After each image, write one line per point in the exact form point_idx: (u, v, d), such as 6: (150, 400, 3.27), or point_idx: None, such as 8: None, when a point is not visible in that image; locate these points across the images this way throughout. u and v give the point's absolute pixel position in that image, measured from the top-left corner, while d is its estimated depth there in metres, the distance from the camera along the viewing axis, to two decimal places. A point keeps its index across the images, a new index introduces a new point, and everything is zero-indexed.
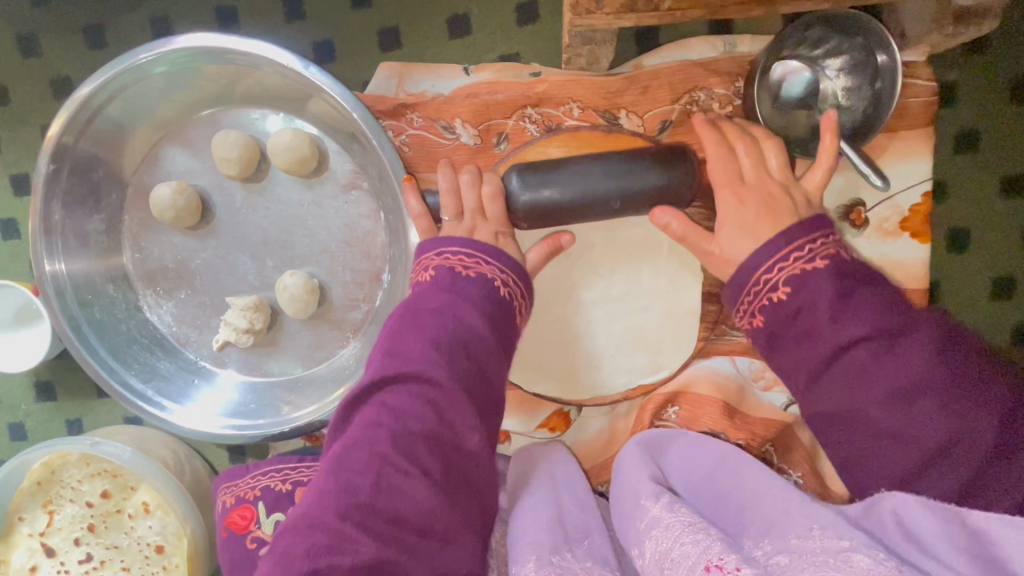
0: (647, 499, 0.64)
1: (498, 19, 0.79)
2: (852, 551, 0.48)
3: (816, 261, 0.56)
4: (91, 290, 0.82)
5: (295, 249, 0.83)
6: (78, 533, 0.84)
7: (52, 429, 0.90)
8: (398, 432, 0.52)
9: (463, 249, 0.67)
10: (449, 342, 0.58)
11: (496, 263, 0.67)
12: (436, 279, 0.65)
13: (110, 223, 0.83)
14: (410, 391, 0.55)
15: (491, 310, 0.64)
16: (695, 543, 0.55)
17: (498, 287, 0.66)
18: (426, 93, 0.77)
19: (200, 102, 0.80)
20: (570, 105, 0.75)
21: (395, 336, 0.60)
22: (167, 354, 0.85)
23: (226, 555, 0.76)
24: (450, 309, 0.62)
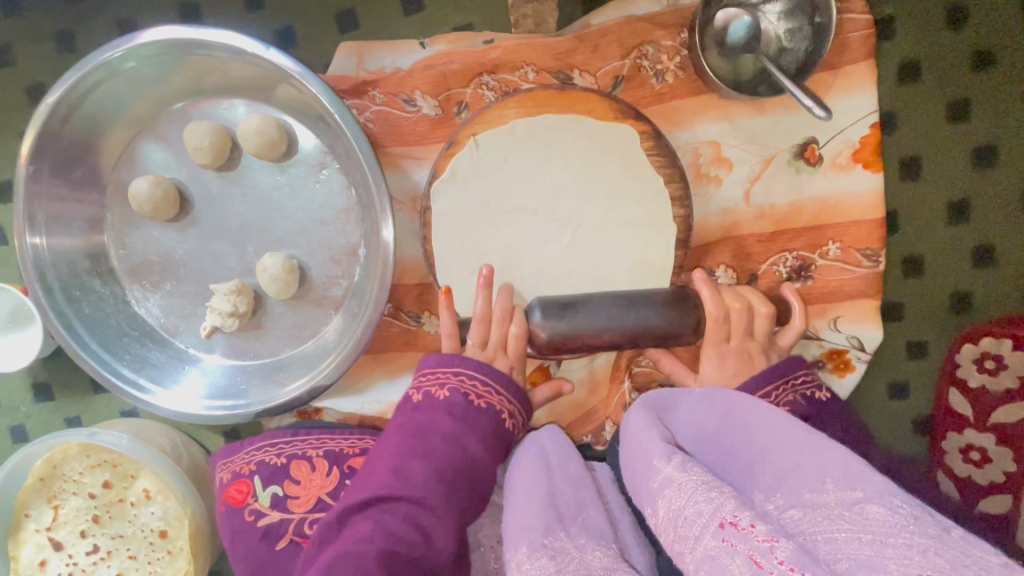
0: (659, 459, 0.59)
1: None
2: (866, 503, 0.45)
3: (782, 406, 0.69)
4: (79, 286, 0.84)
5: (273, 232, 0.86)
6: (84, 525, 0.87)
7: (52, 428, 0.93)
8: (390, 551, 0.52)
9: (479, 373, 0.69)
10: (449, 474, 0.60)
11: (505, 394, 0.69)
12: (449, 400, 0.66)
13: (94, 222, 0.86)
14: (409, 520, 0.56)
15: (493, 448, 0.65)
16: (709, 501, 0.51)
17: (504, 419, 0.68)
18: (385, 69, 0.80)
19: (171, 97, 0.83)
20: (525, 69, 0.78)
21: (401, 458, 0.61)
22: (157, 345, 0.88)
23: (225, 529, 0.78)
24: (456, 437, 0.63)
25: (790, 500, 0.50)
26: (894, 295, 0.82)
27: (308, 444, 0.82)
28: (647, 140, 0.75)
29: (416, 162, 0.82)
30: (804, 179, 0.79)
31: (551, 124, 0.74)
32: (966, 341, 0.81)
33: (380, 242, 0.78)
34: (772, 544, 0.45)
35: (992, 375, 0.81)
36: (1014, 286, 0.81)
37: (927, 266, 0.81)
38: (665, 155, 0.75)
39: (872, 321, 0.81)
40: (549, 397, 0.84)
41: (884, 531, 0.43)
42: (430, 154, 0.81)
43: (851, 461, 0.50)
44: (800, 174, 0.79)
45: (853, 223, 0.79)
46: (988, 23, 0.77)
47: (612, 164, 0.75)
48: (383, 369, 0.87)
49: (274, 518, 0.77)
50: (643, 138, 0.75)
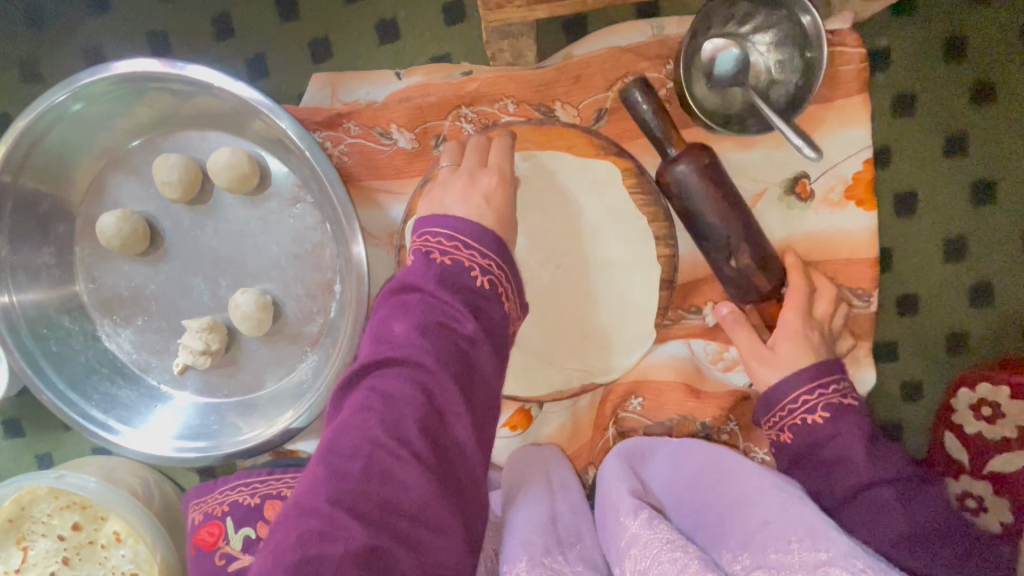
0: (628, 515, 0.64)
1: (425, 20, 0.78)
2: (829, 566, 0.50)
3: (823, 408, 0.66)
4: (46, 324, 0.82)
5: (246, 267, 0.83)
6: (54, 567, 0.84)
7: (23, 464, 0.91)
8: (389, 416, 0.46)
9: (447, 230, 0.58)
10: (421, 332, 0.50)
11: (477, 250, 0.56)
12: (419, 262, 0.55)
13: (62, 256, 0.84)
14: (397, 378, 0.48)
15: (474, 301, 0.53)
16: (672, 562, 0.55)
17: (473, 274, 0.55)
18: (360, 101, 0.77)
19: (129, 133, 0.81)
20: (505, 101, 0.75)
21: (379, 323, 0.52)
22: (128, 382, 0.85)
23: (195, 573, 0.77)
24: (436, 300, 0.52)
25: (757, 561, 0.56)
26: (887, 335, 0.80)
27: (282, 484, 0.79)
28: (630, 178, 0.71)
29: (393, 196, 0.79)
30: (795, 216, 0.76)
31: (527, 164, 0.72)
32: (962, 385, 0.78)
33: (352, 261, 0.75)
34: None
35: (989, 423, 0.75)
36: (1012, 327, 0.78)
37: (922, 306, 0.79)
38: (648, 193, 0.72)
39: (865, 362, 0.78)
40: (532, 438, 0.81)
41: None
42: (407, 188, 0.78)
43: (819, 527, 0.55)
44: (791, 210, 0.76)
45: (845, 261, 0.76)
46: (987, 55, 0.74)
47: (592, 200, 0.72)
48: None
49: (245, 562, 0.76)
50: (626, 176, 0.71)
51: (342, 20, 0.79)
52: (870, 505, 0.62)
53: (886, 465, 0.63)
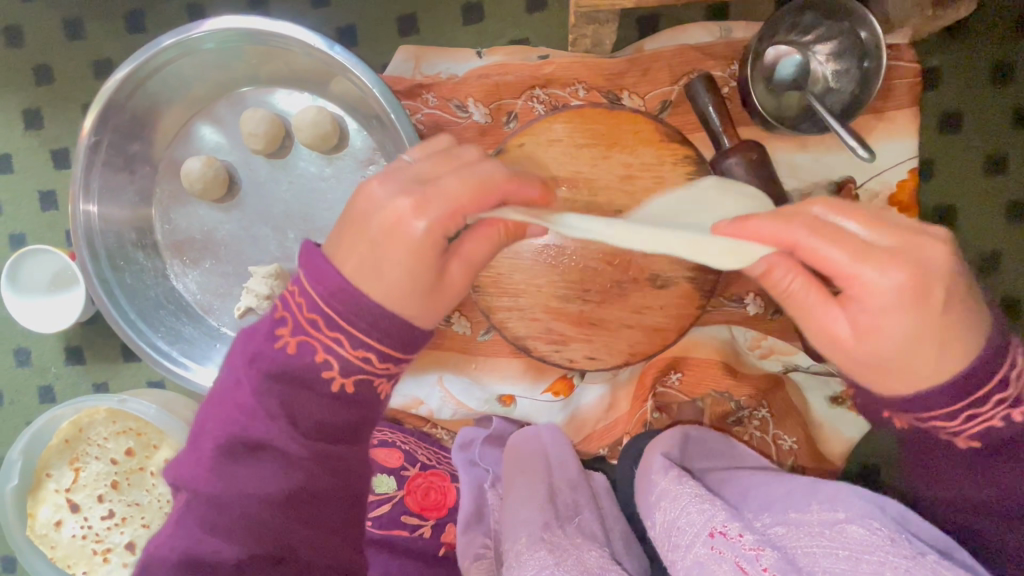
0: (659, 473, 0.69)
1: (507, 6, 0.85)
2: (846, 524, 0.57)
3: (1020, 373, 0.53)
4: (122, 257, 0.86)
5: (315, 221, 0.88)
6: (102, 490, 0.89)
7: (80, 391, 0.95)
8: (198, 546, 0.50)
9: (309, 294, 0.52)
10: (244, 446, 0.51)
11: (320, 344, 0.51)
12: (248, 355, 0.53)
13: (145, 196, 0.89)
14: (218, 509, 0.51)
15: (311, 411, 0.52)
16: (701, 512, 0.62)
17: (321, 372, 0.51)
18: (441, 74, 0.83)
19: (240, 80, 0.86)
20: (576, 86, 0.81)
21: (208, 425, 0.53)
22: (190, 319, 0.90)
23: None
24: (266, 409, 0.51)
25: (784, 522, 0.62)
26: None
27: None
28: (688, 165, 0.76)
29: None
30: None
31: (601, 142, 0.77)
32: None
33: None
34: (758, 552, 0.57)
35: None
36: None
37: None
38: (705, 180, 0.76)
39: None
40: (571, 407, 0.86)
41: (858, 547, 0.54)
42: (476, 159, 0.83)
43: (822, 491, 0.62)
44: None
45: None
46: None
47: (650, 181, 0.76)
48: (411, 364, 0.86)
49: None
50: (685, 163, 0.76)
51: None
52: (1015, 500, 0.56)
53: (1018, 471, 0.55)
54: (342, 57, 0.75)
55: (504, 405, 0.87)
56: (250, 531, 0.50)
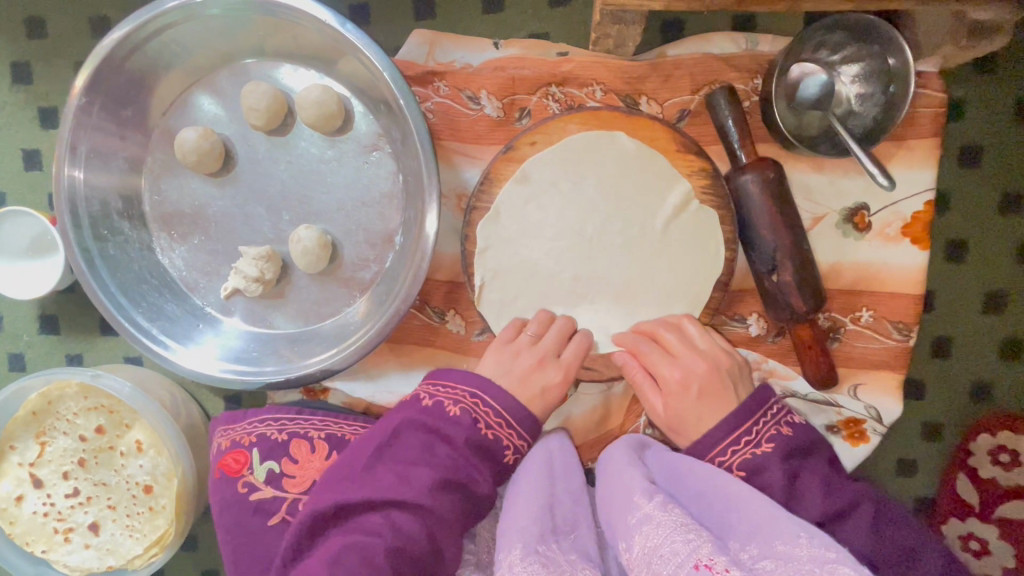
0: (642, 496, 0.65)
1: None
2: (838, 564, 0.53)
3: (762, 445, 0.66)
4: (107, 226, 0.83)
5: (312, 205, 0.84)
6: (67, 467, 0.85)
7: (52, 361, 0.91)
8: (393, 550, 0.61)
9: (495, 404, 0.71)
10: (445, 482, 0.66)
11: (517, 432, 0.71)
12: (461, 416, 0.69)
13: (135, 165, 0.85)
14: (412, 520, 0.63)
15: (496, 472, 0.70)
16: (687, 542, 0.59)
17: (507, 450, 0.70)
18: (455, 63, 0.79)
19: (243, 51, 0.83)
20: (593, 87, 0.78)
21: (411, 458, 0.67)
22: (174, 297, 0.86)
23: (216, 495, 0.77)
24: (467, 462, 0.68)
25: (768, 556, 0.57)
26: (916, 373, 0.84)
27: (312, 425, 0.79)
28: (704, 178, 0.74)
29: (471, 160, 0.81)
30: (848, 244, 0.79)
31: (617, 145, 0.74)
32: (982, 432, 0.83)
33: (420, 236, 0.76)
34: None
35: (1005, 468, 0.84)
36: None
37: (954, 351, 0.82)
38: (719, 195, 0.74)
39: (892, 395, 0.81)
40: (562, 416, 0.84)
41: None
42: (485, 154, 0.80)
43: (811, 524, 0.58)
44: (845, 238, 0.79)
45: (891, 294, 0.79)
46: None
47: (662, 191, 0.74)
48: (402, 361, 0.86)
49: (267, 494, 0.76)
50: (701, 175, 0.74)
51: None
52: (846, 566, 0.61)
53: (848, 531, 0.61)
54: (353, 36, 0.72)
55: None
56: (430, 541, 0.64)
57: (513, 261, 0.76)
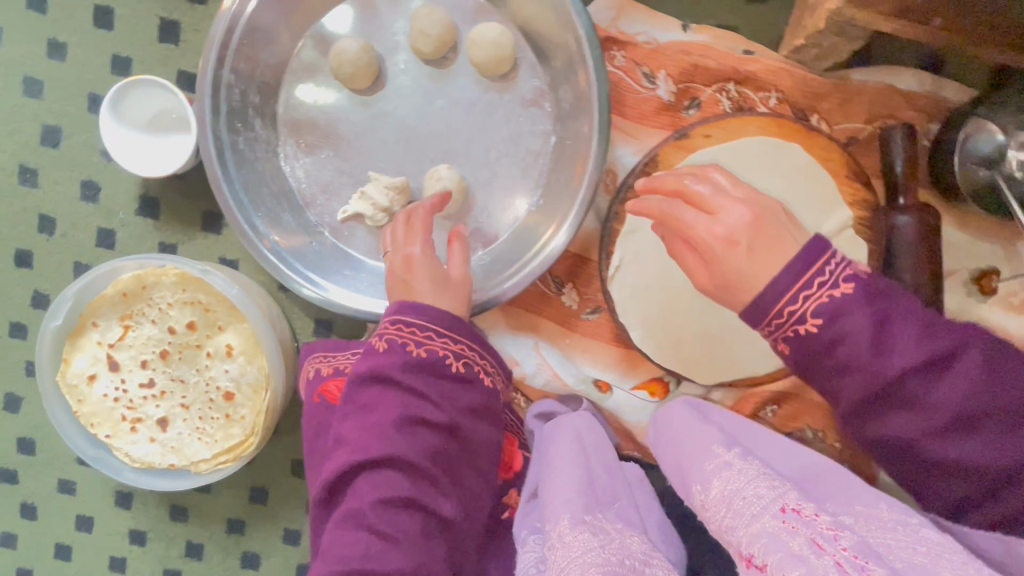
0: (721, 447, 0.63)
1: None
2: (920, 528, 0.49)
3: (842, 285, 0.49)
4: (241, 119, 0.79)
5: (454, 146, 0.81)
6: (147, 356, 0.82)
7: (143, 247, 0.87)
8: (380, 501, 0.64)
9: (421, 321, 0.69)
10: (407, 424, 0.66)
11: (447, 337, 0.69)
12: (392, 352, 0.69)
13: (277, 62, 0.81)
14: (394, 473, 0.65)
15: (450, 388, 0.70)
16: (770, 487, 0.54)
17: (448, 360, 0.70)
18: (639, 36, 0.77)
19: None
20: (770, 93, 0.76)
21: (369, 413, 0.67)
22: (291, 209, 0.83)
23: (315, 419, 0.80)
24: (422, 390, 0.68)
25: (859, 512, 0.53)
26: None
27: None
28: (863, 210, 0.75)
29: (628, 139, 0.79)
30: (973, 305, 0.80)
31: (787, 158, 0.73)
32: None
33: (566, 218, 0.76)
34: (835, 533, 0.47)
35: None
36: None
37: None
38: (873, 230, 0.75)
39: None
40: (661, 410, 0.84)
41: (941, 549, 0.45)
42: (644, 136, 0.78)
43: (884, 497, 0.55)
44: (971, 298, 0.80)
45: None
46: None
47: (822, 213, 0.74)
48: (510, 324, 0.85)
49: None
50: (861, 207, 0.75)
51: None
52: (902, 429, 0.49)
53: (945, 379, 0.48)
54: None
55: (600, 391, 0.85)
56: (418, 482, 0.66)
57: (655, 249, 0.76)
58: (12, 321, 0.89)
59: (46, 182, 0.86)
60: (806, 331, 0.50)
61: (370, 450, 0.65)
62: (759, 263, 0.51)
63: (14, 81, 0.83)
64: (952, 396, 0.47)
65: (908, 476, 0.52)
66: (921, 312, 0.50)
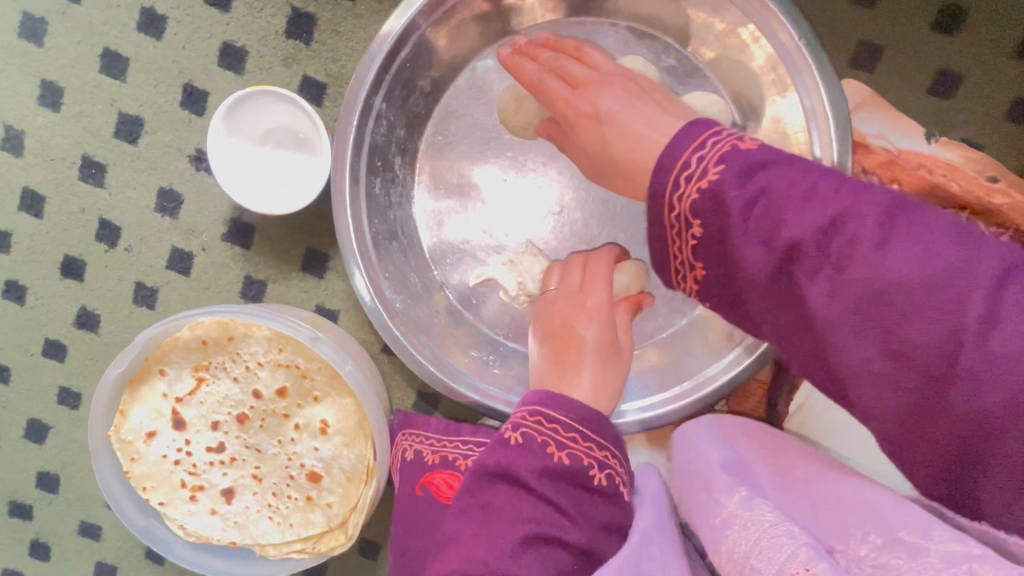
0: (723, 492, 0.54)
1: (991, 97, 0.65)
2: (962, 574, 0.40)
3: (714, 170, 0.45)
4: (382, 156, 0.65)
5: (625, 225, 0.68)
6: (220, 417, 0.68)
7: (226, 278, 0.72)
8: None
9: (565, 418, 0.56)
10: (534, 538, 0.52)
11: (594, 443, 0.56)
12: (525, 450, 0.55)
13: (431, 88, 0.66)
14: None
15: (586, 504, 0.55)
16: (789, 537, 0.47)
17: (591, 472, 0.55)
18: (875, 139, 0.64)
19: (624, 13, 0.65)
20: (1005, 232, 0.62)
21: (485, 518, 0.53)
22: (418, 266, 0.70)
23: (411, 516, 0.67)
24: (553, 499, 0.54)
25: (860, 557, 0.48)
26: None
27: None
28: None
29: None
30: None
31: None
32: None
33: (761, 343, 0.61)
34: None
35: None
36: None
37: None
38: None
39: None
40: None
41: None
42: None
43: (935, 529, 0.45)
44: None
45: None
46: None
47: None
48: (651, 438, 0.73)
49: None
50: None
51: (911, 39, 0.64)
52: (831, 340, 0.41)
53: (835, 265, 0.40)
54: (802, 44, 0.57)
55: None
56: None
57: None
58: (50, 339, 0.74)
59: (115, 182, 0.69)
60: (697, 239, 0.46)
61: (482, 565, 0.50)
62: (625, 132, 0.53)
63: (92, 53, 0.66)
64: (858, 277, 0.39)
65: (831, 385, 0.44)
66: (817, 183, 0.42)
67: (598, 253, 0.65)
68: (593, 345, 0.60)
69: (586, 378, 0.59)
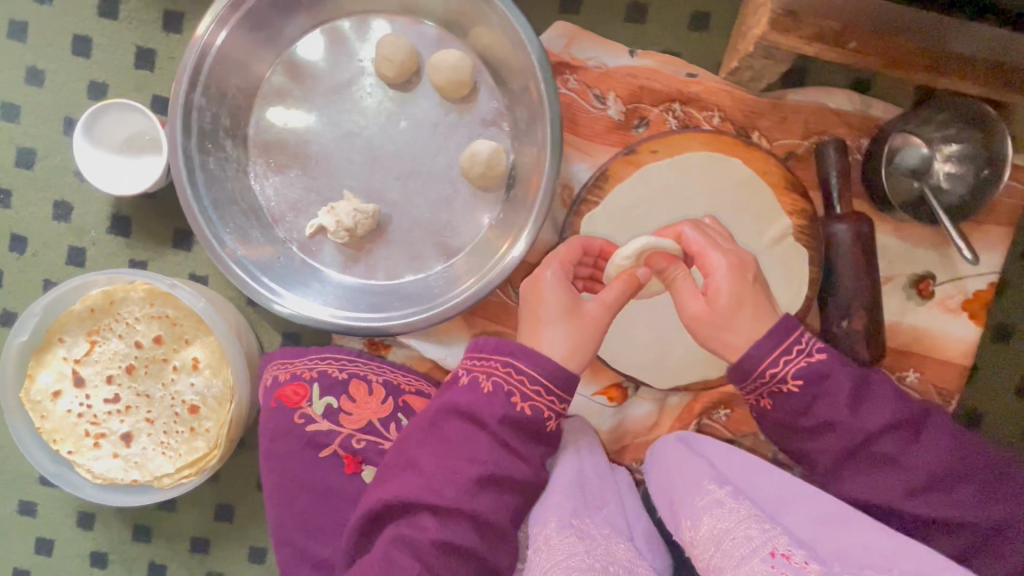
0: (713, 484, 0.66)
1: (674, 16, 0.83)
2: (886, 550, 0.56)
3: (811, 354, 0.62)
4: (213, 140, 0.83)
5: (417, 164, 0.85)
6: (113, 371, 0.83)
7: (115, 264, 0.89)
8: (442, 542, 0.59)
9: (530, 377, 0.63)
10: (486, 478, 0.61)
11: (551, 398, 0.64)
12: (492, 397, 0.63)
13: (250, 87, 0.86)
14: (460, 525, 0.60)
15: (529, 445, 0.64)
16: (761, 530, 0.58)
17: (546, 420, 0.64)
18: (590, 62, 0.82)
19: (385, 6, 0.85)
20: (712, 112, 0.82)
21: (446, 452, 0.62)
22: (260, 226, 0.86)
23: (270, 424, 0.80)
24: (505, 442, 0.62)
25: (806, 529, 0.61)
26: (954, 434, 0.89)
27: (370, 368, 0.83)
28: (801, 219, 0.79)
29: (582, 157, 0.83)
30: (910, 308, 0.85)
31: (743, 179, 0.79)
32: None
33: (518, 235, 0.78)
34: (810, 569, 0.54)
35: None
36: None
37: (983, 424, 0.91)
38: (811, 238, 0.78)
39: None
40: (619, 416, 0.86)
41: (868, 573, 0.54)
42: (598, 154, 0.83)
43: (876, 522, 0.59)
44: (908, 302, 0.85)
45: (942, 362, 0.85)
46: None
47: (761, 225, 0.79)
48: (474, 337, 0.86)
49: (323, 427, 0.80)
50: (799, 216, 0.79)
51: None
52: (874, 477, 0.62)
53: (895, 435, 0.61)
54: None
55: None
56: (481, 526, 0.61)
57: None
58: None
59: (19, 203, 0.88)
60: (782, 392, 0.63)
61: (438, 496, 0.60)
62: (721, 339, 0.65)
63: None
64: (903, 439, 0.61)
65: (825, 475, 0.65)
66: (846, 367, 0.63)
67: (590, 239, 0.75)
68: (559, 307, 0.68)
69: (548, 333, 0.66)
